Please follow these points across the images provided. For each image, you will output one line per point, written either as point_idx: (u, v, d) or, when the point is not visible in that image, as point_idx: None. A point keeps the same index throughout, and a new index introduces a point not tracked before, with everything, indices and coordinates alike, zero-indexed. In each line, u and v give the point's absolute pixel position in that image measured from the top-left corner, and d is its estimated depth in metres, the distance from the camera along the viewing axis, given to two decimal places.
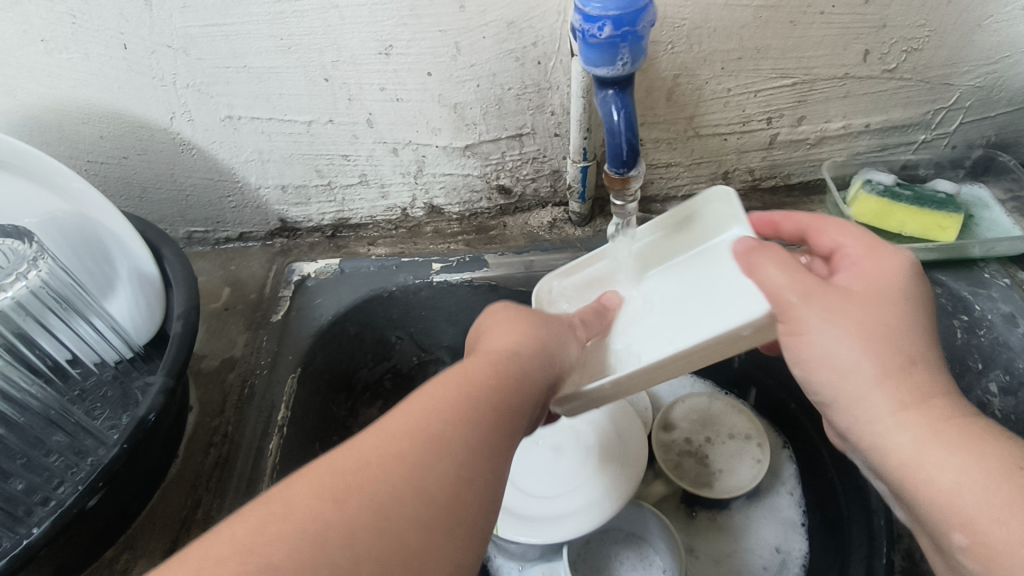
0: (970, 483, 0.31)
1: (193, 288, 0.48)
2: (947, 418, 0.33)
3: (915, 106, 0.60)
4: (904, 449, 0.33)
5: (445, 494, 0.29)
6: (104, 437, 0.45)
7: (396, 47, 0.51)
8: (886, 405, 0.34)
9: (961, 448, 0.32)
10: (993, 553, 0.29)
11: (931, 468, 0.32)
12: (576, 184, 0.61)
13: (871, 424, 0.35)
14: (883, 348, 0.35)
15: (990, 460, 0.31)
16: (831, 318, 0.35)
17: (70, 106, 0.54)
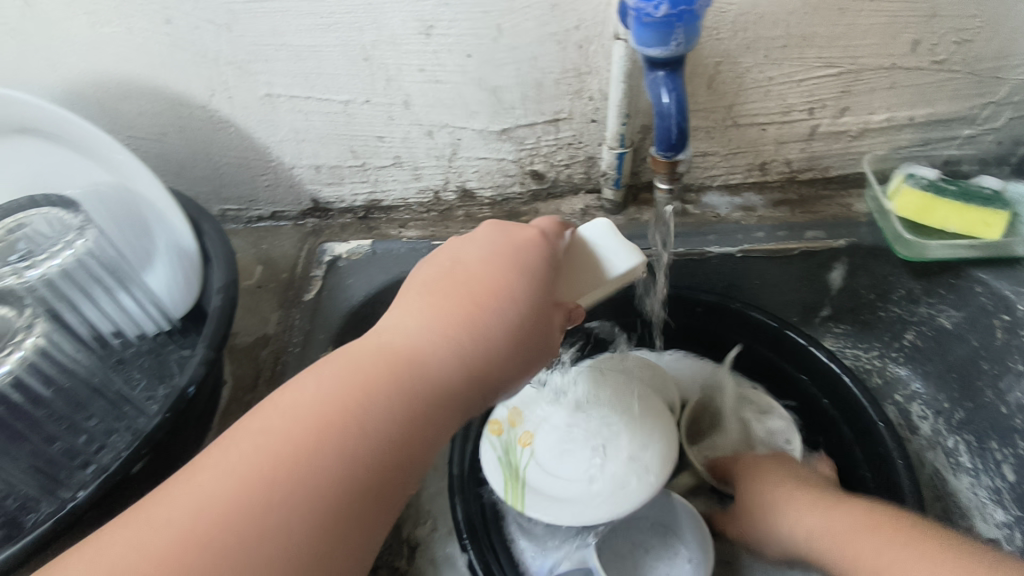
0: (886, 550, 0.43)
1: (232, 265, 0.48)
2: (887, 532, 0.44)
3: (962, 99, 0.58)
4: (829, 533, 0.48)
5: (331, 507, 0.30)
6: (142, 408, 0.45)
7: (437, 27, 0.51)
8: (820, 516, 0.49)
9: (883, 542, 0.44)
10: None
11: (868, 549, 0.44)
12: (611, 171, 0.61)
13: (822, 510, 0.50)
14: (822, 499, 0.51)
15: (886, 529, 0.44)
16: (789, 491, 0.52)
17: (112, 80, 0.55)
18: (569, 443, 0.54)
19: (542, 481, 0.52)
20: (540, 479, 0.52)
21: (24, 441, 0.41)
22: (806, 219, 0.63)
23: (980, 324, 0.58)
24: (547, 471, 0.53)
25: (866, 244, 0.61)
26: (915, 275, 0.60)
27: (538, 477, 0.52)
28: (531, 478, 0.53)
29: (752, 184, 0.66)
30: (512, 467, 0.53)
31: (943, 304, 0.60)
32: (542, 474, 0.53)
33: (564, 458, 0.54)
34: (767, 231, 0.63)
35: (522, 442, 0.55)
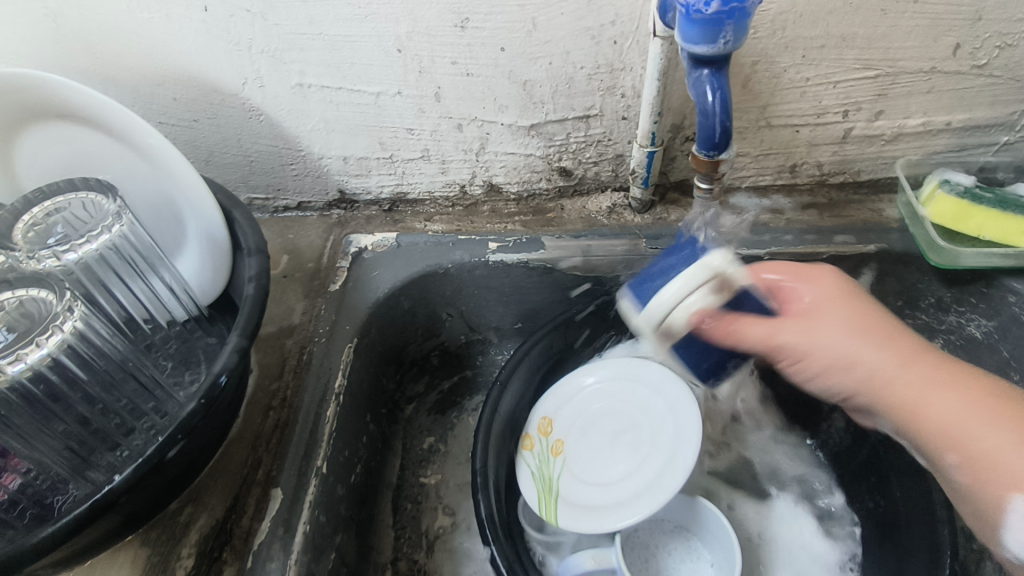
0: (963, 414, 0.40)
1: (263, 253, 0.48)
2: (965, 386, 0.41)
3: (1001, 105, 0.57)
4: (887, 364, 0.43)
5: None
6: (172, 393, 0.46)
7: (472, 20, 0.51)
8: (877, 351, 0.44)
9: (965, 395, 0.41)
10: (985, 466, 0.39)
11: (935, 412, 0.41)
12: (640, 169, 0.60)
13: (889, 358, 0.44)
14: (867, 322, 0.45)
15: (979, 398, 0.40)
16: (807, 322, 0.45)
17: (147, 66, 0.55)
18: (602, 454, 0.55)
19: (576, 489, 0.53)
20: (574, 490, 0.53)
21: (59, 420, 0.41)
22: (836, 224, 0.63)
23: (1012, 334, 0.58)
24: (581, 479, 0.54)
25: (897, 250, 0.61)
26: (946, 282, 0.59)
27: (574, 488, 0.53)
28: (565, 490, 0.53)
29: (780, 186, 0.65)
30: (546, 477, 0.54)
31: (974, 313, 0.59)
32: (575, 482, 0.54)
33: (596, 465, 0.55)
34: (795, 234, 0.62)
35: (554, 453, 0.56)
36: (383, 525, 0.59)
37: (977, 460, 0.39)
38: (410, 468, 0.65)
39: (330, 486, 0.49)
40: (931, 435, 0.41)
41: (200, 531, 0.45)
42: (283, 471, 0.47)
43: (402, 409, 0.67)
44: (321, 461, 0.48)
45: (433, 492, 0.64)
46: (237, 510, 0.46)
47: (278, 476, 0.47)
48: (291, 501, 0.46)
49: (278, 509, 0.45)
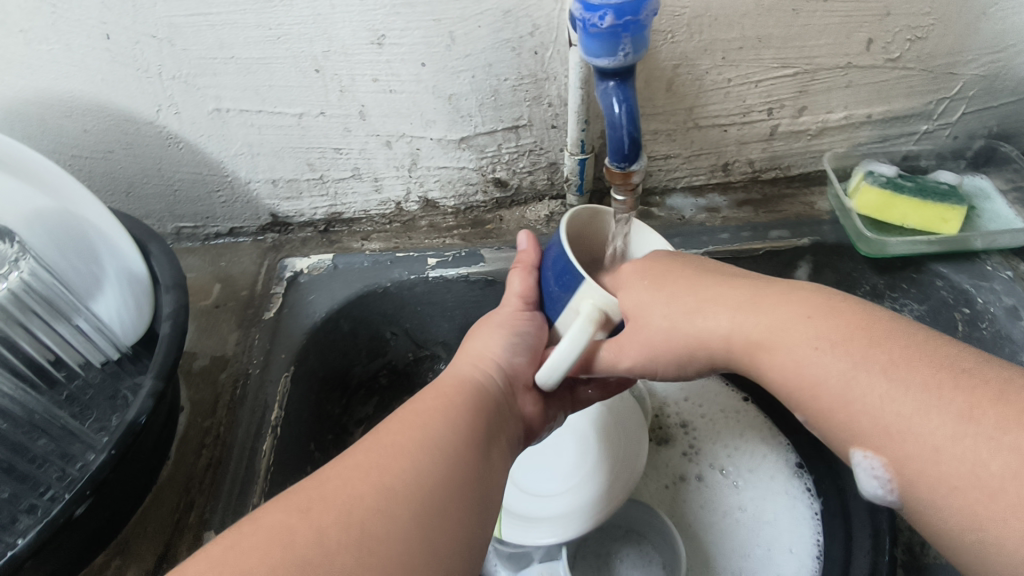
0: (919, 423, 0.30)
1: (182, 289, 0.47)
2: (920, 376, 0.30)
3: (917, 96, 0.59)
4: (727, 321, 0.37)
5: (461, 467, 0.33)
6: (93, 440, 0.44)
7: (389, 37, 0.50)
8: (783, 326, 0.35)
9: (893, 377, 0.31)
10: (927, 461, 0.29)
11: (867, 408, 0.31)
12: (574, 177, 0.60)
13: (788, 337, 0.35)
14: (682, 280, 0.39)
15: (945, 390, 0.30)
16: (662, 297, 0.39)
17: (51, 98, 0.52)
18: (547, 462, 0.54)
19: (522, 502, 0.51)
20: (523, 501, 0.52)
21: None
22: (770, 219, 0.64)
23: (942, 317, 0.59)
24: (526, 490, 0.52)
25: (829, 241, 0.62)
26: (878, 271, 0.60)
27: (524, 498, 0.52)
28: (513, 503, 0.51)
29: (714, 185, 0.66)
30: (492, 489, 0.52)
31: (907, 299, 0.60)
32: (521, 495, 0.52)
33: (542, 474, 0.53)
34: (731, 232, 0.62)
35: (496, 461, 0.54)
36: None
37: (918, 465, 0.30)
38: None
39: None
40: (850, 431, 0.32)
41: None
42: (217, 511, 0.46)
43: (350, 433, 0.65)
44: (258, 497, 0.47)
45: None
46: (169, 557, 0.45)
47: (211, 518, 0.46)
48: None
49: None
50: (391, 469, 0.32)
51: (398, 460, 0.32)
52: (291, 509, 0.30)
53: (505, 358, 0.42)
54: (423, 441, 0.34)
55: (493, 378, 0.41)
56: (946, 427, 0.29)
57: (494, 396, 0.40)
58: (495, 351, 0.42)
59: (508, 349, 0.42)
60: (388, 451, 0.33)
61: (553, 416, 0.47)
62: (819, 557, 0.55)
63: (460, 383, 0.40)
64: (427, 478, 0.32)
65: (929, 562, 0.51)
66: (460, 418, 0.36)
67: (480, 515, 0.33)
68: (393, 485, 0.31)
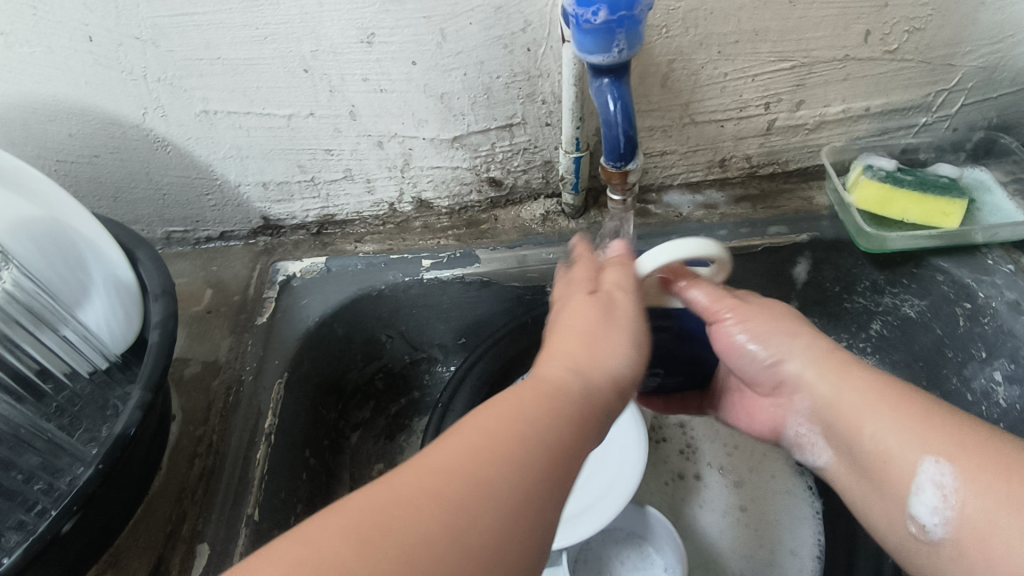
0: (979, 489, 0.34)
1: (171, 296, 0.46)
2: (969, 444, 0.36)
3: (916, 88, 0.58)
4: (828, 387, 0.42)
5: (537, 515, 0.30)
6: (82, 452, 0.43)
7: (378, 35, 0.49)
8: (824, 371, 0.42)
9: (900, 421, 0.38)
10: (978, 525, 0.34)
11: (897, 452, 0.38)
12: (569, 175, 0.59)
13: (846, 394, 0.41)
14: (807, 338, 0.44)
15: (964, 449, 0.36)
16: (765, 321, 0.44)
17: (34, 102, 0.51)
18: None
19: None
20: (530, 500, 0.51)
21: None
22: (768, 215, 0.63)
23: (943, 312, 0.59)
24: None
25: (828, 237, 0.61)
26: (878, 265, 0.60)
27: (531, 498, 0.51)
28: None
29: (712, 181, 0.65)
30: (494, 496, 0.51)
31: (907, 294, 0.60)
32: None
33: None
34: (729, 229, 0.62)
35: None
36: None
37: (969, 527, 0.34)
38: None
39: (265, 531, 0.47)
40: (898, 475, 0.38)
41: None
42: (210, 523, 0.45)
43: (346, 438, 0.64)
44: (252, 507, 0.46)
45: None
46: (162, 571, 0.44)
47: (204, 529, 0.45)
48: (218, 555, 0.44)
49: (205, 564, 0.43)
50: (459, 504, 0.28)
51: (471, 495, 0.29)
52: (347, 532, 0.27)
53: (621, 373, 0.37)
54: (510, 477, 0.30)
55: (606, 392, 0.36)
56: (992, 500, 0.34)
57: (598, 417, 0.35)
58: (607, 364, 0.37)
59: (622, 366, 0.37)
60: (467, 478, 0.29)
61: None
62: (820, 557, 0.55)
63: (573, 394, 0.35)
64: (493, 526, 0.28)
65: None
66: (557, 451, 0.32)
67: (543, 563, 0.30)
68: (457, 532, 0.27)
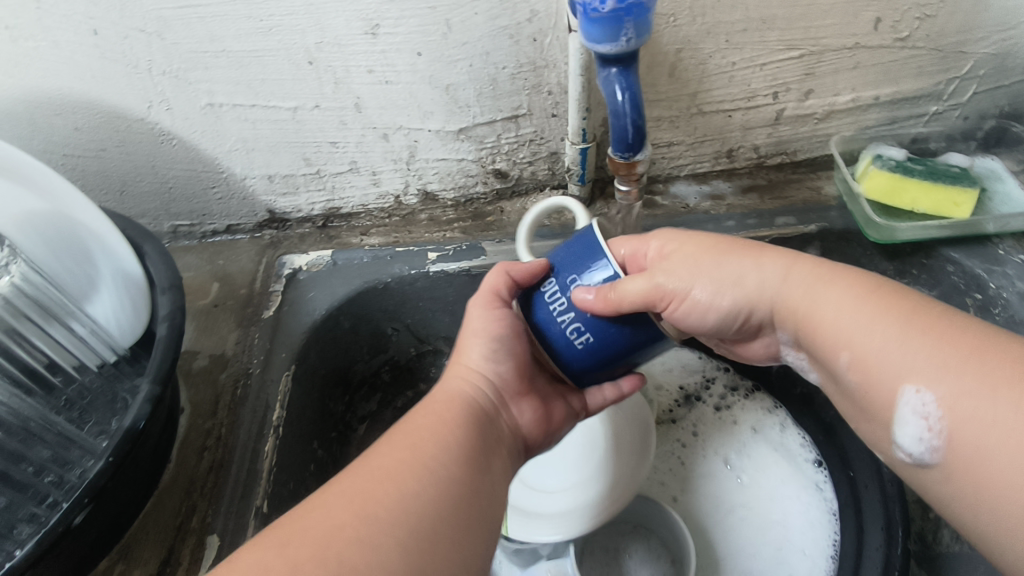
0: (968, 390, 0.30)
1: (179, 289, 0.46)
2: (961, 341, 0.32)
3: (925, 76, 0.57)
4: (800, 302, 0.37)
5: (450, 503, 0.32)
6: (92, 445, 0.44)
7: (383, 26, 0.49)
8: (804, 286, 0.37)
9: (891, 322, 0.34)
10: (967, 424, 0.30)
11: (889, 362, 0.33)
12: (575, 166, 0.59)
13: (822, 298, 0.36)
14: (765, 257, 0.40)
15: (945, 339, 0.32)
16: (700, 261, 0.41)
17: (40, 96, 0.51)
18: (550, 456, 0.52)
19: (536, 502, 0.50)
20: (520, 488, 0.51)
21: None
22: (776, 206, 0.62)
23: (952, 302, 0.58)
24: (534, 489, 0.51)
25: (837, 228, 0.60)
26: (887, 257, 0.59)
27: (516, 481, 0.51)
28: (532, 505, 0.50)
29: (719, 172, 0.65)
30: None
31: (916, 285, 0.60)
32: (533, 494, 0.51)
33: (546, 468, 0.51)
34: (736, 220, 0.61)
35: None
36: None
37: (963, 428, 0.30)
38: None
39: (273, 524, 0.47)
40: (882, 384, 0.33)
41: None
42: (219, 515, 0.45)
43: (353, 430, 0.64)
44: (261, 499, 0.47)
45: None
46: (172, 563, 0.44)
47: (214, 521, 0.45)
48: (228, 547, 0.44)
49: (215, 556, 0.44)
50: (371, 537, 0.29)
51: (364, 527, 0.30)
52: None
53: (485, 369, 0.40)
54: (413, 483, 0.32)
55: (486, 392, 0.39)
56: (982, 392, 0.30)
57: (483, 411, 0.38)
58: (478, 363, 0.40)
59: (489, 359, 0.40)
60: (352, 511, 0.30)
61: (561, 424, 0.44)
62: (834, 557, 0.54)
63: (451, 404, 0.38)
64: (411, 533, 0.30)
65: (941, 550, 0.52)
66: (449, 451, 0.35)
67: (480, 540, 0.33)
68: (357, 553, 0.29)
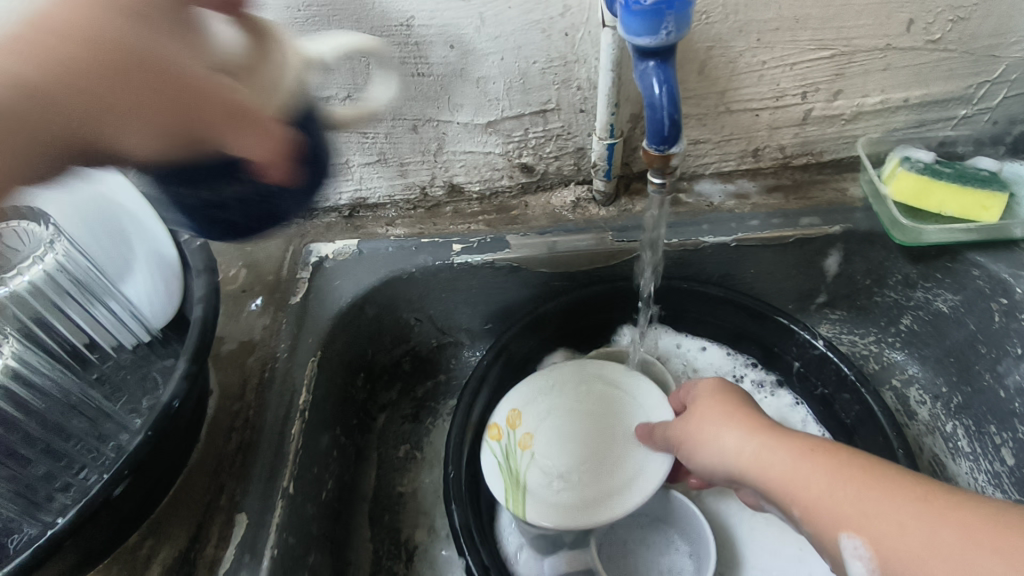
0: (887, 535, 0.32)
1: (215, 276, 0.48)
2: (918, 499, 0.32)
3: (956, 79, 0.57)
4: (759, 468, 0.39)
5: None
6: (125, 422, 0.45)
7: (417, 18, 0.49)
8: (777, 461, 0.39)
9: (848, 478, 0.35)
10: (898, 556, 0.31)
11: (830, 508, 0.35)
12: (602, 162, 0.59)
13: (795, 475, 0.37)
14: (750, 423, 0.42)
15: (898, 499, 0.33)
16: (727, 419, 0.43)
17: None
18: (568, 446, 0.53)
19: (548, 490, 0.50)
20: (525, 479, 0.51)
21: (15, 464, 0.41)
22: (801, 206, 0.62)
23: (977, 306, 0.58)
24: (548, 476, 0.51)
25: (862, 229, 0.60)
26: (912, 259, 0.60)
27: (529, 468, 0.52)
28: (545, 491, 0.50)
29: (744, 171, 0.65)
30: (512, 468, 0.52)
31: (940, 288, 0.59)
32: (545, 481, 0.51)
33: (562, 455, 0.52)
34: (761, 219, 0.61)
35: (522, 445, 0.54)
36: (360, 538, 0.58)
37: (890, 562, 0.31)
38: (386, 477, 0.64)
39: (298, 505, 0.48)
40: (825, 537, 0.35)
41: (164, 563, 0.45)
42: (247, 494, 0.46)
43: (374, 418, 0.65)
44: (287, 481, 0.47)
45: (410, 501, 0.63)
46: (201, 539, 0.45)
47: (242, 500, 0.46)
48: (255, 526, 0.45)
49: (243, 535, 0.44)
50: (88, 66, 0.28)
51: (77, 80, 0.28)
52: None
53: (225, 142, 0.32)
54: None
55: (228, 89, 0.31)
56: (931, 531, 0.31)
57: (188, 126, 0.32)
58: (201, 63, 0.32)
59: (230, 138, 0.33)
60: None
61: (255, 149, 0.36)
62: None
63: (168, 73, 0.30)
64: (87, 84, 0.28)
65: None
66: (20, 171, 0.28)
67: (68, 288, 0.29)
68: None
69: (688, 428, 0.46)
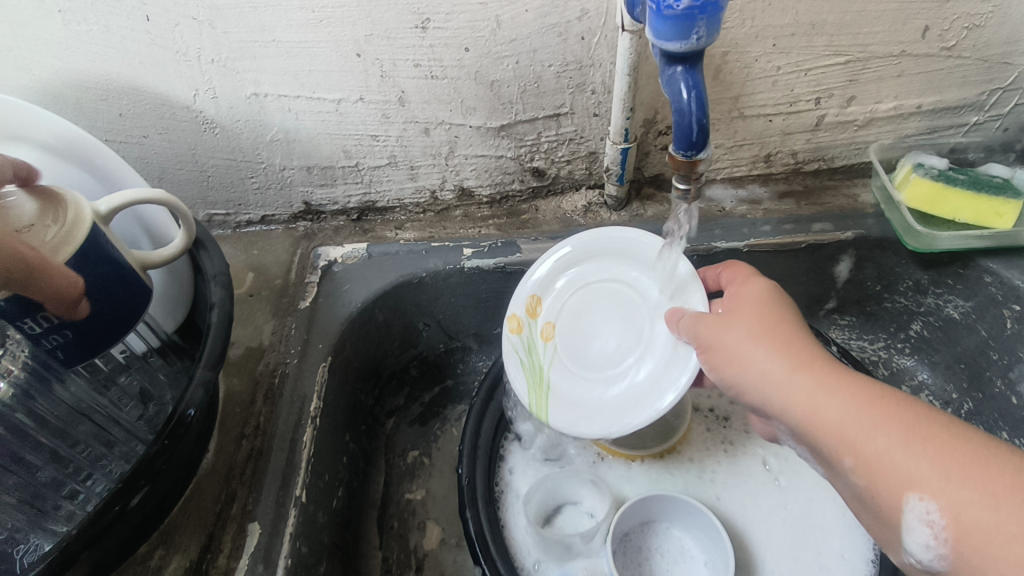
0: (970, 501, 0.32)
1: (228, 280, 0.47)
2: (977, 456, 0.33)
3: (969, 86, 0.57)
4: (801, 401, 0.38)
5: None
6: (132, 430, 0.45)
7: (433, 21, 0.49)
8: (814, 392, 0.38)
9: (903, 429, 0.35)
10: (972, 527, 0.32)
11: (896, 466, 0.34)
12: (615, 167, 0.59)
13: (846, 422, 0.36)
14: (788, 348, 0.40)
15: (960, 461, 0.33)
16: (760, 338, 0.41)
17: (88, 80, 0.52)
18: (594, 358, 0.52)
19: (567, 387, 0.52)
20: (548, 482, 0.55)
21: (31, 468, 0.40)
22: (813, 211, 0.62)
23: (989, 313, 0.58)
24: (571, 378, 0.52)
25: (874, 235, 0.60)
26: (923, 265, 0.59)
27: (553, 364, 0.53)
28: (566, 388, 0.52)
29: (756, 176, 0.65)
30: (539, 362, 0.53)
31: (951, 295, 0.59)
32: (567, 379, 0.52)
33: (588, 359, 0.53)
34: (773, 225, 0.61)
35: (544, 337, 0.54)
36: (368, 546, 0.57)
37: (969, 532, 0.32)
38: (395, 483, 0.63)
39: (310, 514, 0.47)
40: (885, 489, 0.35)
41: None
42: (260, 503, 0.45)
43: (382, 424, 0.64)
44: (300, 489, 0.47)
45: (420, 507, 0.62)
46: (212, 548, 0.44)
47: (254, 509, 0.45)
48: (269, 535, 0.44)
49: (256, 544, 0.43)
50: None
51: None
52: None
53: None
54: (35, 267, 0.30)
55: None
56: (989, 503, 0.31)
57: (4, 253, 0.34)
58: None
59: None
60: None
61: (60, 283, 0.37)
62: (874, 562, 0.52)
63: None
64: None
65: None
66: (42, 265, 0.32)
67: None
68: None
69: (719, 344, 0.42)
